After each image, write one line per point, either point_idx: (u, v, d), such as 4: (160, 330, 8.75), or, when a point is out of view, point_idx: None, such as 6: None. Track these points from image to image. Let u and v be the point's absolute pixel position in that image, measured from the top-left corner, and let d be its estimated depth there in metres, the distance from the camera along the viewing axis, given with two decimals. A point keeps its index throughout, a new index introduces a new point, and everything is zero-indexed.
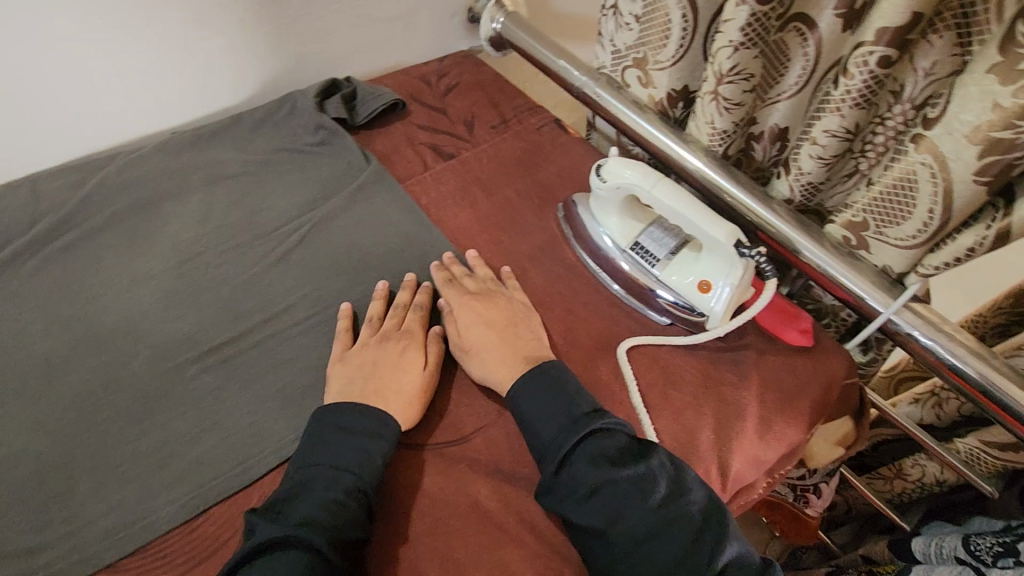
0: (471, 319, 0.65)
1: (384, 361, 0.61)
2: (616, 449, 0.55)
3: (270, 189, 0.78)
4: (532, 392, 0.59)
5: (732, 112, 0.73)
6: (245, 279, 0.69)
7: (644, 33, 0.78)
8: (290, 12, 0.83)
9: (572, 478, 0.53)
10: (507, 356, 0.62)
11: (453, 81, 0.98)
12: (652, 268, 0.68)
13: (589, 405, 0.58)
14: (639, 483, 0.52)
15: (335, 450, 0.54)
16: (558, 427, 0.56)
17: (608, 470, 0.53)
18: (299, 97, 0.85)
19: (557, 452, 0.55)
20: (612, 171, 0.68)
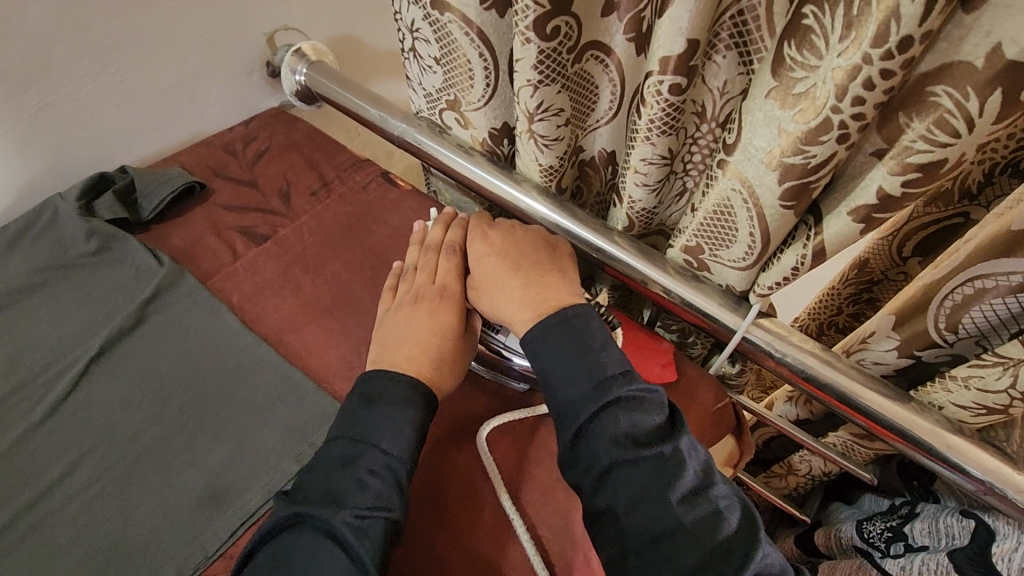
0: (488, 247, 0.61)
1: (415, 333, 0.57)
2: (641, 423, 0.49)
3: (37, 323, 0.64)
4: (552, 345, 0.53)
5: (552, 147, 0.68)
6: (4, 451, 0.55)
7: (449, 75, 0.71)
8: (26, 105, 0.69)
9: (590, 453, 0.49)
10: (524, 300, 0.57)
11: (264, 145, 0.86)
12: (495, 336, 0.61)
13: (615, 364, 0.52)
14: (662, 467, 0.47)
15: (366, 424, 0.51)
16: (586, 384, 0.51)
17: (632, 450, 0.48)
18: (60, 202, 0.71)
19: (577, 419, 0.50)
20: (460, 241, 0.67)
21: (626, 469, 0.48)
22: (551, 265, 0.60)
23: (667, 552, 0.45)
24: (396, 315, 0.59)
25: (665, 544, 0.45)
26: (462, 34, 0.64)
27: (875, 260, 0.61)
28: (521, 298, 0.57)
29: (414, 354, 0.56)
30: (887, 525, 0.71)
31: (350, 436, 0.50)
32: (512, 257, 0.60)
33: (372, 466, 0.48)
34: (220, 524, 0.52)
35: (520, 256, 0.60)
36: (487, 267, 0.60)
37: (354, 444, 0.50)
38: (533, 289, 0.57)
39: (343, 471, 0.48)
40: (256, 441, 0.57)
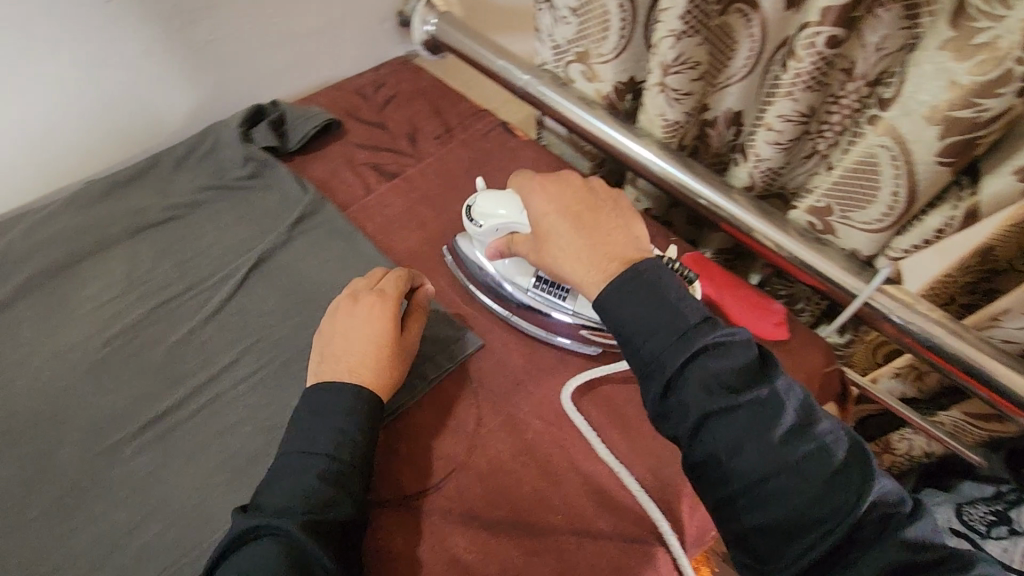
0: (547, 204, 0.58)
1: (353, 338, 0.57)
2: (733, 370, 0.47)
3: (201, 234, 0.72)
4: (628, 299, 0.50)
5: (682, 102, 0.69)
6: (180, 339, 0.63)
7: (583, 26, 0.73)
8: (198, 38, 0.76)
9: (681, 403, 0.47)
10: (594, 255, 0.54)
11: (391, 92, 0.92)
12: (563, 300, 0.63)
13: (695, 313, 0.49)
14: (762, 411, 0.46)
15: (309, 435, 0.52)
16: (667, 337, 0.48)
17: (724, 397, 0.46)
18: (222, 128, 0.78)
19: (662, 373, 0.48)
20: (483, 212, 0.64)
21: (721, 417, 0.46)
22: (617, 220, 0.57)
23: (776, 489, 0.45)
24: (338, 325, 0.59)
25: (773, 480, 0.45)
26: None
27: (999, 251, 0.56)
28: (587, 257, 0.54)
29: (357, 365, 0.56)
30: (990, 508, 0.70)
31: (299, 451, 0.51)
32: (573, 216, 0.57)
33: (322, 472, 0.49)
34: None
35: (585, 213, 0.57)
36: (550, 226, 0.57)
37: (305, 456, 0.50)
38: (601, 246, 0.55)
39: (290, 482, 0.49)
40: None
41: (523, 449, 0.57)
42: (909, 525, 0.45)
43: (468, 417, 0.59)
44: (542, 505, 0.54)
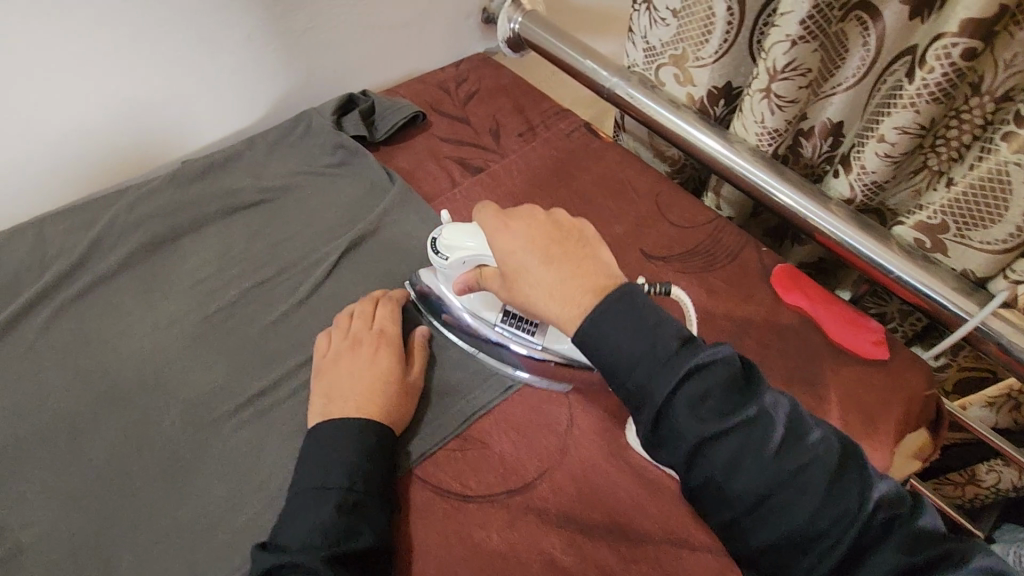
0: (512, 239, 0.49)
1: (352, 377, 0.55)
2: (721, 391, 0.43)
3: (292, 218, 0.73)
4: (610, 329, 0.44)
5: (784, 109, 0.67)
6: (273, 320, 0.64)
7: (683, 28, 0.72)
8: (298, 26, 0.77)
9: (675, 435, 0.43)
10: (567, 292, 0.46)
11: (473, 87, 0.92)
12: (532, 337, 0.59)
13: (673, 337, 0.44)
14: (754, 431, 0.42)
15: (320, 465, 0.49)
16: (651, 365, 0.43)
17: (715, 420, 0.42)
18: (315, 115, 0.79)
19: (650, 401, 0.43)
20: (449, 244, 0.58)
21: (713, 443, 0.42)
22: (584, 251, 0.48)
23: (779, 507, 0.42)
24: (331, 365, 0.57)
25: (775, 499, 0.42)
26: None
27: None
28: (560, 297, 0.46)
29: (363, 403, 0.54)
30: None
31: (314, 484, 0.48)
32: (542, 246, 0.48)
33: (341, 502, 0.47)
34: (455, 412, 0.58)
35: (554, 243, 0.48)
36: (518, 261, 0.48)
37: (316, 487, 0.48)
38: (573, 281, 0.46)
39: (303, 516, 0.47)
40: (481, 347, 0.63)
41: (616, 453, 0.57)
42: (915, 525, 0.42)
43: (558, 418, 0.59)
44: (638, 511, 0.53)
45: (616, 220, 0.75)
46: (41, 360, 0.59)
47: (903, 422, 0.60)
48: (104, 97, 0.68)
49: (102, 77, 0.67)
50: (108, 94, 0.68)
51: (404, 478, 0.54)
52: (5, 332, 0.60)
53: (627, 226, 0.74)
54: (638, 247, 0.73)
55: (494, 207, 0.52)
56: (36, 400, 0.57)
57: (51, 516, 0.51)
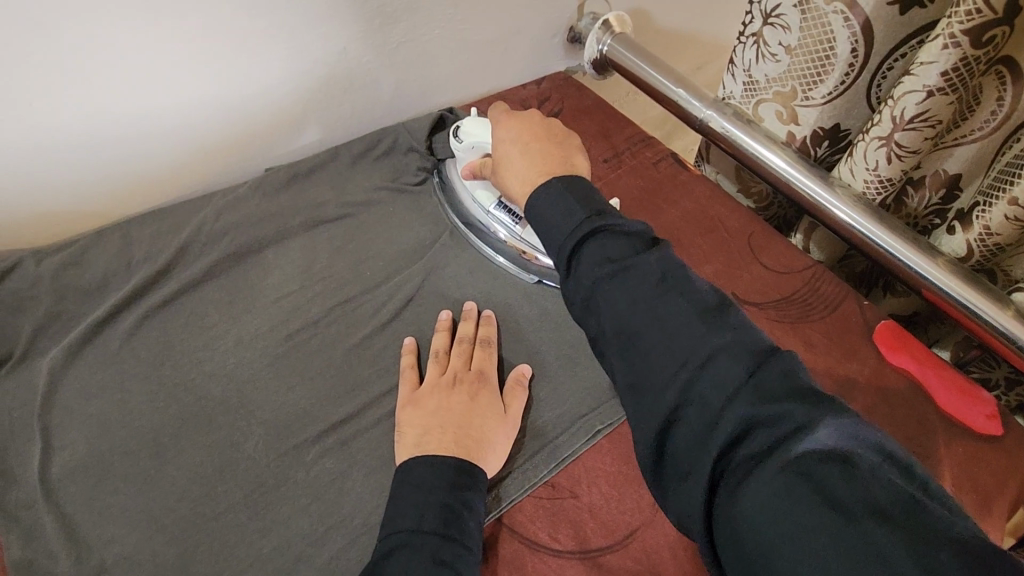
0: (507, 128, 0.55)
1: (453, 415, 0.54)
2: (618, 245, 0.42)
3: (374, 234, 0.72)
4: (546, 197, 0.46)
5: (903, 159, 0.64)
6: (357, 342, 0.62)
7: (794, 66, 0.69)
8: (393, 39, 0.75)
9: (575, 284, 0.42)
10: (530, 177, 0.51)
11: (556, 107, 0.89)
12: (515, 226, 0.68)
13: (592, 209, 0.45)
14: (635, 275, 0.40)
15: (416, 512, 0.47)
16: (568, 224, 0.44)
17: (607, 266, 0.42)
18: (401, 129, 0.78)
19: (560, 255, 0.44)
20: (469, 131, 0.66)
21: (601, 286, 0.41)
22: (557, 145, 0.53)
23: (643, 351, 0.39)
24: (426, 396, 0.56)
25: (641, 340, 0.39)
26: (842, 26, 0.62)
27: None
28: (523, 175, 0.52)
29: (462, 437, 0.52)
30: None
31: (411, 528, 0.46)
32: (527, 136, 0.54)
33: (436, 553, 0.45)
34: (543, 456, 0.56)
35: (537, 136, 0.53)
36: (504, 151, 0.55)
37: (411, 535, 0.45)
38: (537, 164, 0.51)
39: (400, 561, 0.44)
40: (569, 387, 0.61)
41: None
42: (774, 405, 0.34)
43: None
44: None
45: (706, 260, 0.72)
46: (128, 368, 0.58)
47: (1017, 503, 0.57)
48: (201, 102, 0.67)
49: (199, 82, 0.66)
50: (199, 99, 0.67)
51: (491, 524, 0.52)
52: (91, 338, 0.60)
53: (717, 266, 0.71)
54: (730, 289, 0.69)
55: (503, 108, 0.59)
56: (122, 412, 0.56)
57: (134, 537, 0.50)
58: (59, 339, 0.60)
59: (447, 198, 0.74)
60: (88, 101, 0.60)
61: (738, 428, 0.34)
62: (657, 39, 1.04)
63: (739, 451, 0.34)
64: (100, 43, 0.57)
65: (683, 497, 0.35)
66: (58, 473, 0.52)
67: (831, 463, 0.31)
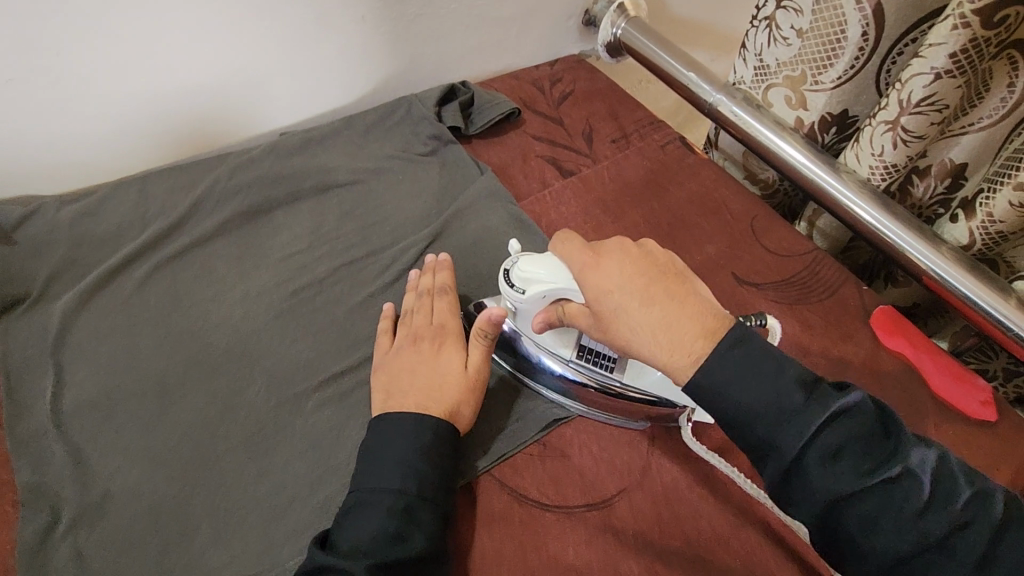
0: (606, 274, 0.45)
1: (423, 380, 0.54)
2: (855, 446, 0.40)
3: (382, 201, 0.73)
4: (736, 380, 0.41)
5: (909, 145, 0.64)
6: (360, 301, 0.64)
7: (805, 49, 0.69)
8: (410, 11, 0.77)
9: (805, 492, 0.39)
10: (678, 336, 0.43)
11: (568, 88, 0.90)
12: (610, 374, 0.56)
13: (795, 385, 0.41)
14: (894, 490, 0.38)
15: (376, 469, 0.49)
16: (781, 415, 0.40)
17: (853, 479, 0.39)
18: (415, 102, 0.79)
19: (780, 457, 0.40)
20: (524, 276, 0.54)
21: (850, 502, 0.39)
22: (682, 292, 0.45)
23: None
24: (395, 360, 0.57)
25: (912, 566, 0.38)
26: (853, 9, 0.62)
27: None
28: (666, 338, 0.43)
29: (427, 398, 0.53)
30: None
31: (369, 486, 0.48)
32: (640, 279, 0.45)
33: (390, 507, 0.46)
34: (534, 416, 0.57)
35: (651, 277, 0.45)
36: (615, 303, 0.45)
37: (367, 492, 0.47)
38: (677, 320, 0.43)
39: (358, 517, 0.46)
40: None
41: (700, 480, 0.55)
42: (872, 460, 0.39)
43: (640, 434, 0.57)
44: (722, 546, 0.51)
45: (708, 239, 0.72)
46: (138, 314, 0.60)
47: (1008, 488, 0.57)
48: (220, 64, 0.69)
49: (220, 44, 0.67)
50: (220, 62, 0.69)
51: (480, 477, 0.53)
52: (104, 285, 0.62)
53: (719, 245, 0.72)
54: (731, 270, 0.70)
55: (580, 241, 0.48)
56: (130, 354, 0.58)
57: (136, 470, 0.52)
58: (72, 284, 0.62)
59: (506, 352, 0.60)
60: (111, 57, 0.62)
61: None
62: (670, 27, 1.04)
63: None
64: None
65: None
66: (68, 408, 0.54)
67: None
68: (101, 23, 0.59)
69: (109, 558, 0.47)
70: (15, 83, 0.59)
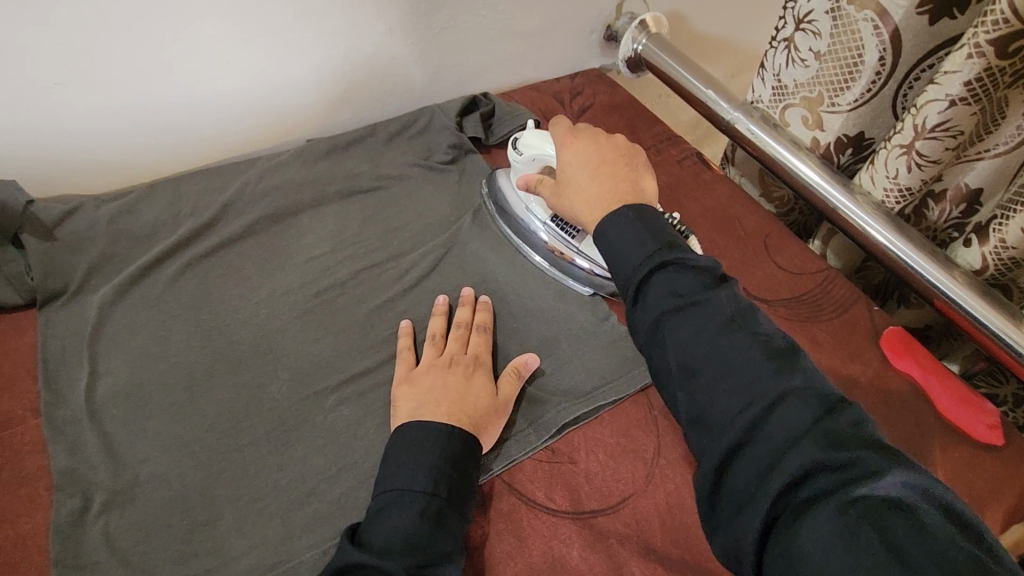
0: (574, 151, 0.57)
1: (453, 394, 0.56)
2: (690, 282, 0.44)
3: (402, 207, 0.75)
4: (618, 225, 0.49)
5: (923, 169, 0.65)
6: (379, 304, 0.66)
7: (823, 72, 0.70)
8: (436, 24, 0.79)
9: (641, 314, 0.45)
10: (604, 201, 0.53)
11: (588, 101, 0.92)
12: (573, 239, 0.68)
13: (661, 239, 0.47)
14: (707, 311, 0.42)
15: (408, 470, 0.50)
16: (639, 255, 0.46)
17: (675, 300, 0.44)
18: (438, 112, 0.82)
19: (628, 284, 0.46)
20: (528, 144, 0.66)
21: (678, 339, 0.42)
22: (627, 173, 0.55)
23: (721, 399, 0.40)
24: (421, 376, 0.58)
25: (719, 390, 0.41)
26: (871, 34, 0.64)
27: None
28: (596, 200, 0.53)
29: (456, 410, 0.55)
30: None
31: (399, 486, 0.49)
32: (597, 159, 0.56)
33: (423, 510, 0.48)
34: (545, 422, 0.59)
35: (606, 160, 0.56)
36: (571, 171, 0.57)
37: (401, 493, 0.49)
38: (609, 190, 0.53)
39: (391, 518, 0.48)
40: (580, 361, 0.64)
41: None
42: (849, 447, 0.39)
43: (647, 445, 0.58)
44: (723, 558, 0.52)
45: (721, 254, 0.74)
46: (168, 310, 0.63)
47: (1013, 513, 0.57)
48: (254, 71, 0.72)
49: (254, 53, 0.70)
50: (255, 71, 0.72)
51: (491, 479, 0.55)
52: (138, 281, 0.65)
53: (732, 261, 0.73)
54: (742, 284, 0.71)
55: (566, 126, 0.61)
56: (161, 348, 0.61)
57: (164, 459, 0.54)
58: (109, 279, 0.65)
59: (498, 206, 0.74)
60: (152, 62, 0.65)
61: (802, 471, 0.35)
62: (690, 43, 1.06)
63: (797, 492, 0.35)
64: (168, 10, 0.62)
65: (732, 532, 0.37)
66: (102, 396, 0.57)
67: (892, 509, 0.33)
68: (145, 31, 0.63)
69: (137, 541, 0.50)
70: (62, 86, 0.63)
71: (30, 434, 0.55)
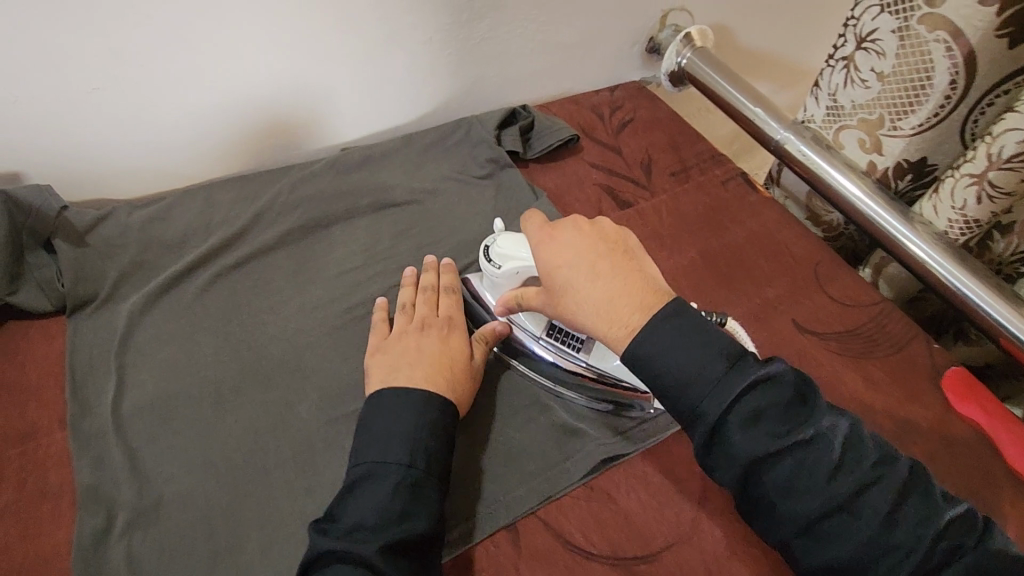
0: (560, 248, 0.51)
1: (425, 357, 0.55)
2: (775, 411, 0.44)
3: (437, 222, 0.73)
4: (668, 345, 0.46)
5: (995, 201, 0.61)
6: None
7: (885, 94, 0.67)
8: (477, 34, 0.77)
9: (727, 454, 0.44)
10: (622, 311, 0.48)
11: (628, 116, 0.89)
12: (574, 355, 0.60)
13: (720, 356, 0.45)
14: (805, 453, 0.43)
15: (382, 444, 0.48)
16: (706, 382, 0.44)
17: (767, 442, 0.43)
18: (476, 124, 0.80)
19: (701, 417, 0.44)
20: (502, 253, 0.59)
21: (768, 466, 0.43)
22: (626, 266, 0.50)
23: (825, 533, 0.42)
24: (393, 343, 0.57)
25: (821, 522, 0.42)
26: (943, 57, 0.60)
27: None
28: (611, 310, 0.48)
29: (435, 373, 0.54)
30: None
31: (374, 459, 0.47)
32: (589, 255, 0.50)
33: (398, 484, 0.46)
34: (583, 456, 0.56)
35: (602, 255, 0.50)
36: (566, 275, 0.50)
37: (376, 467, 0.47)
38: (620, 294, 0.49)
39: (366, 496, 0.46)
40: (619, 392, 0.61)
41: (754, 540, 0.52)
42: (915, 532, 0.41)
43: (692, 486, 0.55)
44: None
45: (768, 282, 0.70)
46: (197, 322, 0.62)
47: None
48: (291, 79, 0.70)
49: (292, 61, 0.69)
50: (291, 79, 0.70)
51: (525, 515, 0.52)
52: (168, 290, 0.63)
53: (780, 290, 0.69)
54: (791, 315, 0.67)
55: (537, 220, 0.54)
56: (188, 361, 0.59)
57: (188, 479, 0.52)
58: (139, 287, 0.63)
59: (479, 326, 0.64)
60: (192, 68, 0.64)
61: None
62: (733, 56, 1.02)
63: None
64: (208, 17, 0.61)
65: None
66: (128, 409, 0.56)
67: None
68: (185, 37, 0.62)
69: (159, 564, 0.48)
70: (100, 90, 0.62)
71: (55, 447, 0.53)
